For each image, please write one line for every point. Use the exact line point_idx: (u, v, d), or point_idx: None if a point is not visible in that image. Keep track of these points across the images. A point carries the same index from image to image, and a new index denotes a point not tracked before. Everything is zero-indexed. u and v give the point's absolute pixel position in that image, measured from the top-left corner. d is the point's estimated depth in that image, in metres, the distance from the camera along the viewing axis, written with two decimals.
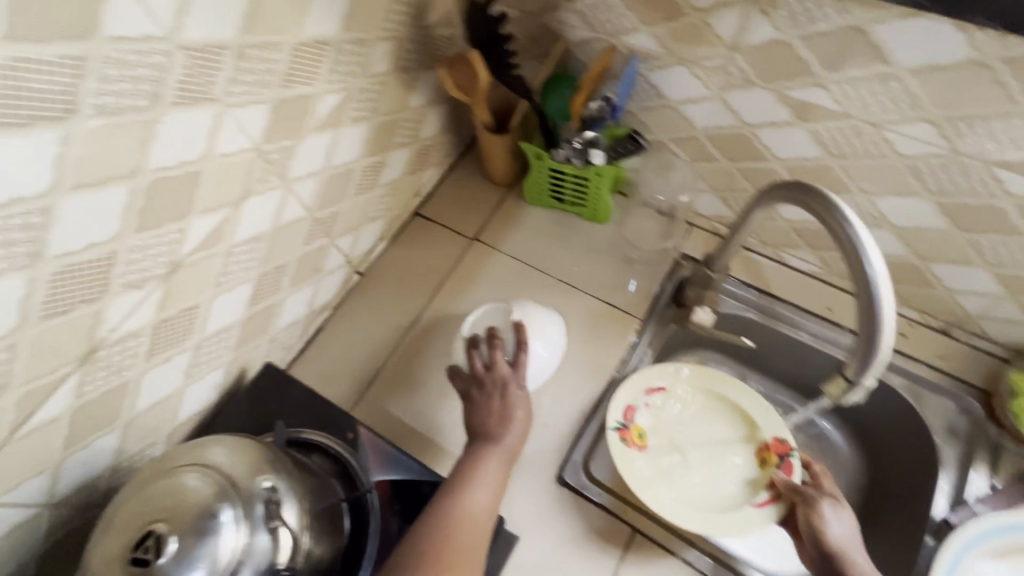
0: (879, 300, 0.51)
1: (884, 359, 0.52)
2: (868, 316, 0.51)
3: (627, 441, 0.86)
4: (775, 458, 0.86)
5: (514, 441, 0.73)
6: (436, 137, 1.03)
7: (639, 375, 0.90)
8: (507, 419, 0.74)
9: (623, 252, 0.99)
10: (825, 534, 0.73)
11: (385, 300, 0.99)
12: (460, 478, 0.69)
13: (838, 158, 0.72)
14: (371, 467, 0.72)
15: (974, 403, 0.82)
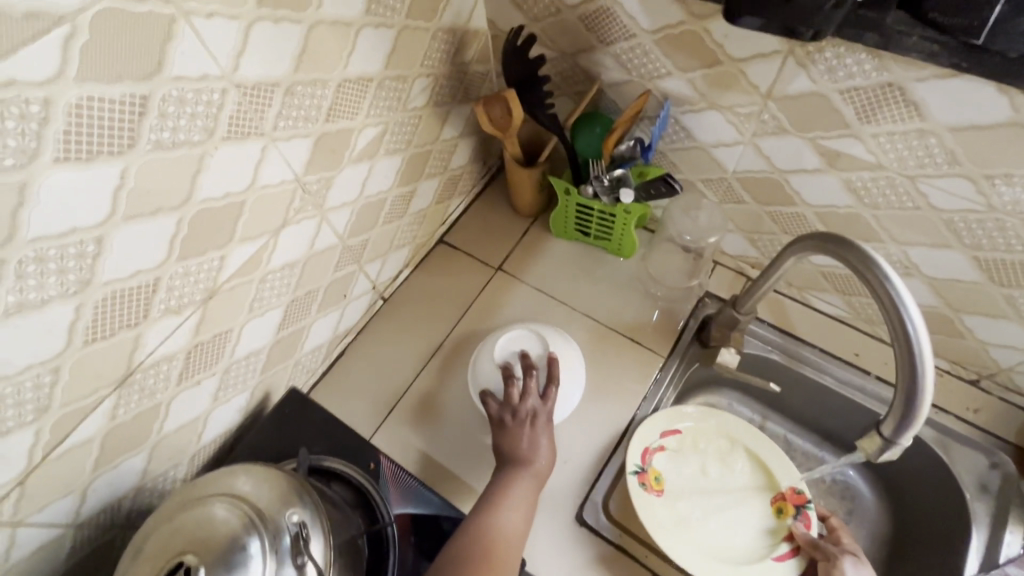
0: (920, 358, 0.50)
1: (926, 413, 0.51)
2: (909, 375, 0.50)
3: (647, 485, 0.85)
4: (791, 509, 0.86)
5: (543, 466, 0.75)
6: (466, 167, 1.05)
7: (655, 418, 0.90)
8: (536, 444, 0.76)
9: (648, 288, 0.99)
10: None
11: (409, 327, 1.00)
12: (490, 502, 0.71)
13: (870, 208, 0.73)
14: (391, 500, 0.72)
15: (1007, 458, 0.80)
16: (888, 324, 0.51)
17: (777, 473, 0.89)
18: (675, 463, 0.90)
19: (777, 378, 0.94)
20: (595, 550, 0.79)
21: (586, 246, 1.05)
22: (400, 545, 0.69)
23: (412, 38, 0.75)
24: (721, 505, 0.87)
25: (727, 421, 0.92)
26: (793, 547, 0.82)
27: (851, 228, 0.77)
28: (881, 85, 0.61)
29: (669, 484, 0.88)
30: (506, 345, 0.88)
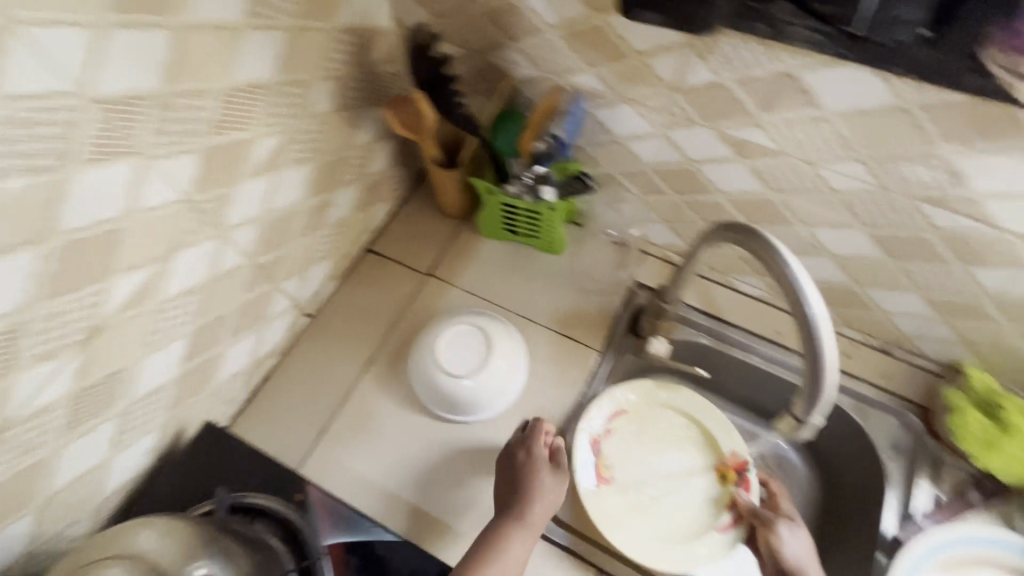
0: (822, 343, 0.51)
1: (831, 394, 0.52)
2: (813, 359, 0.52)
3: (595, 479, 0.88)
4: (733, 474, 0.89)
5: (540, 517, 0.72)
6: (385, 171, 1.01)
7: (599, 403, 0.91)
8: (536, 491, 0.73)
9: (578, 282, 0.99)
10: (782, 553, 0.79)
11: (337, 342, 0.96)
12: (482, 555, 0.68)
13: (777, 193, 0.75)
14: (321, 531, 0.68)
15: (914, 417, 0.85)
16: (792, 311, 0.53)
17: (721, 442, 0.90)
18: (623, 445, 0.91)
19: (707, 362, 0.96)
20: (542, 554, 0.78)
21: (517, 245, 1.04)
22: None
23: (308, 39, 0.70)
24: (668, 484, 0.89)
25: (671, 398, 0.93)
26: (735, 514, 0.85)
27: (763, 213, 0.79)
28: (776, 74, 0.62)
29: (618, 469, 0.90)
30: (448, 339, 0.87)
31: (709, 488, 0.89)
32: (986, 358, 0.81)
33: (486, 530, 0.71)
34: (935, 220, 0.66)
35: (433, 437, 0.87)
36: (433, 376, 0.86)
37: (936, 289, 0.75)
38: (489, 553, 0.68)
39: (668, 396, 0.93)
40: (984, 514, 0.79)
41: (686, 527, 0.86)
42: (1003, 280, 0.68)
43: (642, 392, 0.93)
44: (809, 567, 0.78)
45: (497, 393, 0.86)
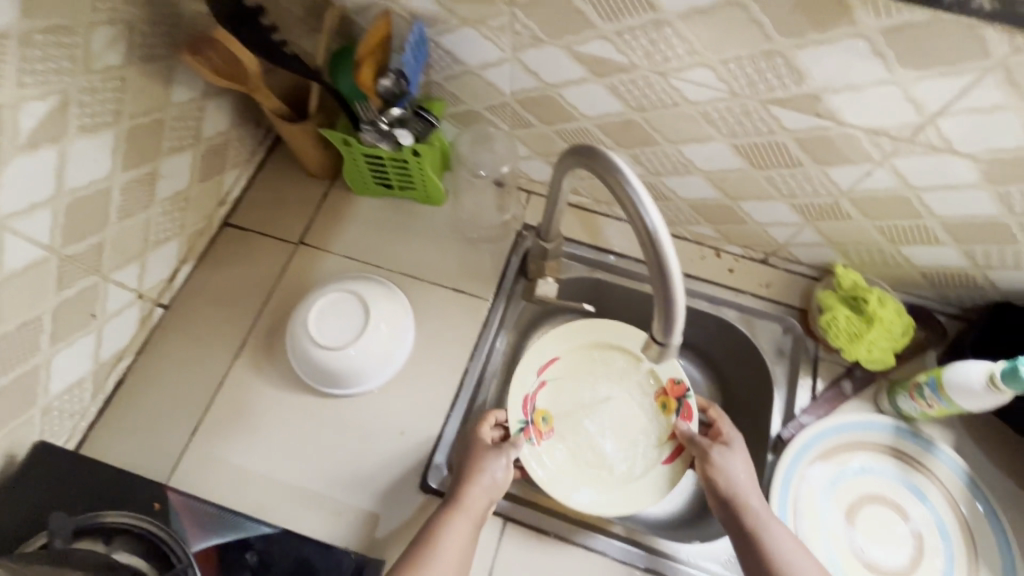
0: (666, 258, 0.49)
1: (683, 311, 0.51)
2: (660, 277, 0.50)
3: (534, 438, 0.83)
4: (673, 402, 0.85)
5: (482, 503, 0.70)
6: (229, 132, 0.89)
7: (529, 356, 0.86)
8: (477, 477, 0.71)
9: (463, 232, 0.93)
10: (721, 482, 0.72)
11: (202, 330, 0.86)
12: (420, 548, 0.67)
13: (639, 112, 0.72)
14: (188, 537, 0.63)
15: (795, 321, 0.87)
16: (635, 230, 0.50)
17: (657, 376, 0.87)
18: (554, 396, 0.88)
19: (600, 296, 0.95)
20: None
21: (393, 201, 0.96)
22: None
23: None
24: (604, 426, 0.87)
25: (601, 337, 0.88)
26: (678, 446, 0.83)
27: (630, 135, 0.76)
28: None
29: (554, 419, 0.87)
30: (320, 309, 0.80)
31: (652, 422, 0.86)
32: (852, 255, 0.83)
33: (428, 523, 0.69)
34: (785, 121, 0.65)
35: (321, 415, 0.82)
36: (306, 346, 0.79)
37: (799, 194, 0.75)
38: (428, 544, 0.66)
39: (601, 334, 0.88)
40: (858, 401, 0.83)
41: (634, 466, 0.84)
42: (855, 178, 0.69)
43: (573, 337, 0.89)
44: (746, 489, 0.71)
45: (379, 357, 0.81)
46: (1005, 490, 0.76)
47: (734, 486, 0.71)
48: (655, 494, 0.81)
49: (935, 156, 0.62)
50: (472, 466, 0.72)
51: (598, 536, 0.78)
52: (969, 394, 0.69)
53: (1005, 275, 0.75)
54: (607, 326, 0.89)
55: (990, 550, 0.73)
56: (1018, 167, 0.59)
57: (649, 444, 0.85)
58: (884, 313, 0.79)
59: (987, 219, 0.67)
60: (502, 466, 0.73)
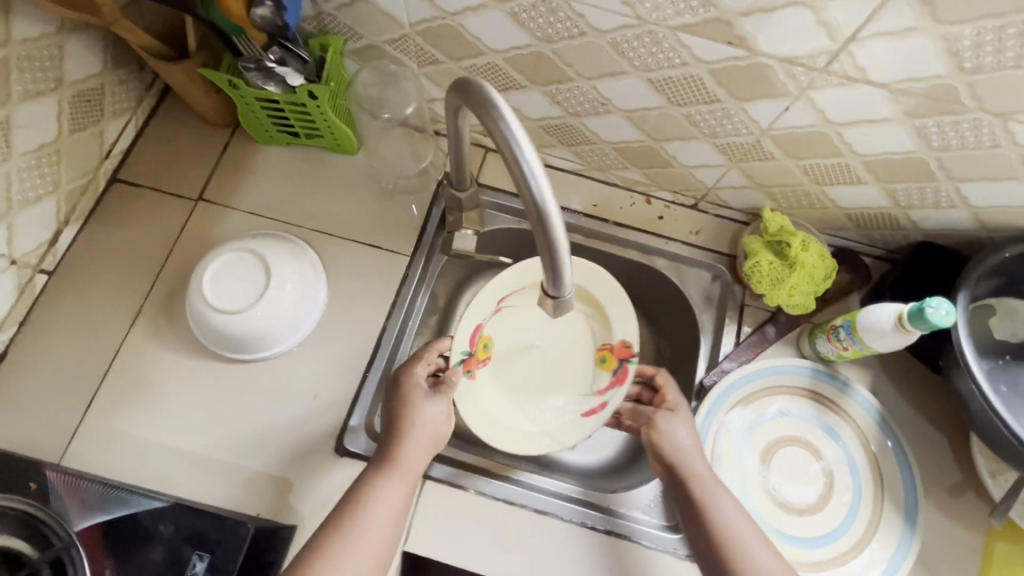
0: (542, 196, 0.45)
1: (567, 254, 0.47)
2: (538, 218, 0.46)
3: (472, 371, 0.77)
4: (614, 360, 0.77)
5: (421, 462, 0.68)
6: (106, 75, 0.79)
7: (495, 285, 0.75)
8: (410, 433, 0.68)
9: (379, 183, 0.87)
10: (661, 446, 0.71)
11: (93, 296, 0.80)
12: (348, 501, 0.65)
13: (546, 43, 0.65)
14: (71, 517, 0.60)
15: (723, 267, 0.85)
16: (509, 169, 0.46)
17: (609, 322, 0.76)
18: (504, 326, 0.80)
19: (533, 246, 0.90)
20: None
21: (302, 150, 0.89)
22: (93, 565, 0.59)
23: None
24: (545, 375, 0.81)
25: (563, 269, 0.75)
26: (606, 401, 0.76)
27: (542, 71, 0.70)
28: None
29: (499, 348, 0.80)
30: (217, 270, 0.74)
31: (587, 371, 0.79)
32: (780, 199, 0.80)
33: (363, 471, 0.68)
34: (697, 52, 0.59)
35: (229, 381, 0.78)
36: (204, 310, 0.74)
37: (721, 133, 0.70)
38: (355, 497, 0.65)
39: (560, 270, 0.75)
40: (779, 345, 0.82)
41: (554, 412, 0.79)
42: (775, 114, 0.64)
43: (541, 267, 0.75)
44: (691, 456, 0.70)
45: (289, 320, 0.77)
46: (914, 426, 0.78)
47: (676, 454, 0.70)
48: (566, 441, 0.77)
49: (851, 88, 0.58)
50: (407, 420, 0.69)
51: (516, 490, 0.76)
52: (882, 336, 0.68)
53: (926, 215, 0.74)
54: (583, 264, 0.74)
55: (894, 484, 0.75)
56: (935, 98, 0.56)
57: (586, 392, 0.79)
58: (806, 256, 0.77)
59: (906, 155, 0.65)
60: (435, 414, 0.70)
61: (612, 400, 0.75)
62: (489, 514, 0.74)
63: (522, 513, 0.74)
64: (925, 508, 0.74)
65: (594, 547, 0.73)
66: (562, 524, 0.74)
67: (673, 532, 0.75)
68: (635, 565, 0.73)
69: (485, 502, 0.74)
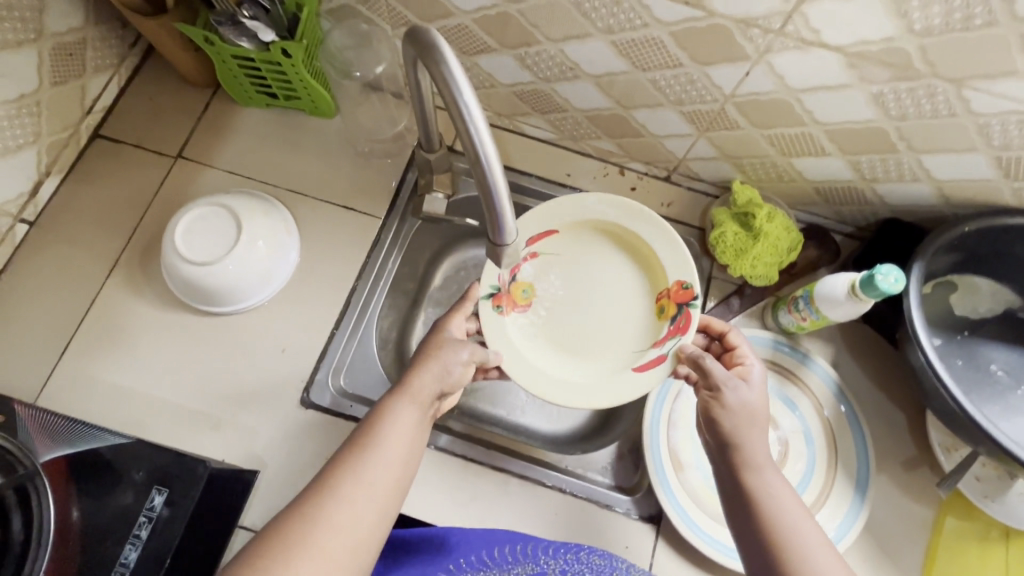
0: (481, 142, 0.47)
1: (506, 200, 0.49)
2: (478, 164, 0.48)
3: (503, 307, 0.76)
4: (673, 308, 0.74)
5: (433, 391, 0.62)
6: (89, 29, 0.81)
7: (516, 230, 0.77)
8: (424, 363, 0.63)
9: (355, 146, 0.88)
10: (722, 417, 0.63)
11: (72, 246, 0.82)
12: (351, 455, 0.58)
13: (512, 4, 0.66)
14: (37, 449, 0.64)
15: (692, 240, 0.86)
16: (451, 117, 0.47)
17: (665, 268, 0.75)
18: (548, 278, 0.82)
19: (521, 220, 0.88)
20: (328, 429, 0.77)
21: (281, 112, 0.90)
22: (59, 495, 0.63)
23: None
24: (597, 328, 0.79)
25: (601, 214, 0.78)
26: (663, 352, 0.72)
27: (509, 33, 0.71)
28: None
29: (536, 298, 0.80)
30: (188, 224, 0.76)
31: (645, 320, 0.77)
32: (749, 170, 0.80)
33: (374, 406, 0.62)
34: (657, 12, 0.60)
35: (200, 333, 0.80)
36: (178, 261, 0.75)
37: (686, 100, 0.71)
38: (364, 442, 0.58)
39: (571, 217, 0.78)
40: (744, 317, 0.83)
41: (607, 366, 0.76)
42: (736, 80, 0.65)
43: (571, 212, 0.78)
44: (753, 422, 0.63)
45: (260, 278, 0.79)
46: (872, 399, 0.79)
47: (744, 418, 0.62)
48: (624, 395, 0.71)
49: (807, 51, 0.58)
50: (425, 354, 0.64)
51: (475, 447, 0.77)
52: (836, 305, 0.69)
53: (891, 189, 0.74)
54: (620, 205, 0.77)
55: (849, 452, 0.76)
56: (890, 61, 0.56)
57: (642, 348, 0.75)
58: (772, 227, 0.77)
59: (866, 124, 0.65)
60: (461, 354, 0.65)
61: (670, 348, 0.71)
62: (446, 468, 0.76)
63: (480, 470, 0.76)
64: (877, 477, 0.76)
65: (548, 504, 0.75)
66: (518, 482, 0.76)
67: (626, 494, 0.77)
68: (586, 523, 0.75)
69: (444, 457, 0.76)
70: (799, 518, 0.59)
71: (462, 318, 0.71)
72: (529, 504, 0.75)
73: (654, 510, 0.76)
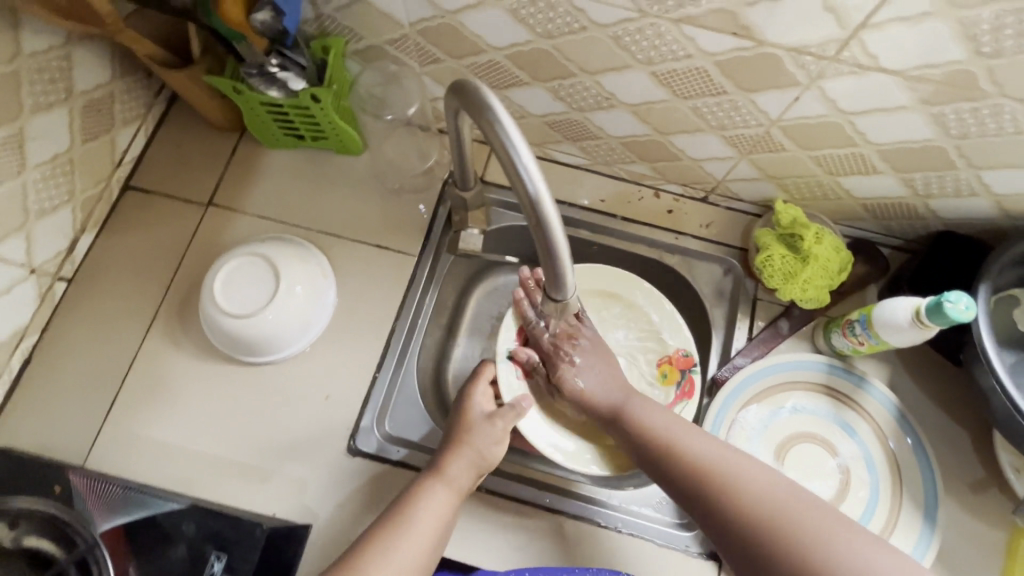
0: (541, 203, 0.45)
1: (567, 255, 0.48)
2: (537, 223, 0.46)
3: (522, 370, 0.80)
4: (676, 372, 0.80)
5: (467, 478, 0.69)
6: (116, 83, 0.80)
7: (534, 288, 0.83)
8: (461, 447, 0.70)
9: (386, 182, 0.87)
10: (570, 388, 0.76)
11: (110, 302, 0.82)
12: (381, 534, 0.64)
13: (547, 39, 0.65)
14: None
15: (734, 261, 0.84)
16: (509, 179, 0.46)
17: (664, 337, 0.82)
18: None
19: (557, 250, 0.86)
20: (376, 475, 0.76)
21: (308, 152, 0.89)
22: None
23: None
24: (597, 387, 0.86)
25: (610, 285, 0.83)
26: None
27: (544, 67, 0.69)
28: None
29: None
30: (227, 276, 0.75)
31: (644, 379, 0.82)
32: (792, 189, 0.78)
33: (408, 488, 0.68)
34: (701, 43, 0.58)
35: (243, 383, 0.79)
36: (219, 315, 0.75)
37: (729, 125, 0.69)
38: (394, 527, 0.64)
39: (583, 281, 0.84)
40: (793, 340, 0.80)
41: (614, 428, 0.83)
42: (784, 105, 0.63)
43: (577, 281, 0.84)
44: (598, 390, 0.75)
45: (303, 324, 0.78)
46: (934, 420, 0.76)
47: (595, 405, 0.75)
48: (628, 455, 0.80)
49: (863, 76, 0.56)
50: (462, 438, 0.70)
51: (526, 488, 0.76)
52: (898, 331, 0.66)
53: (946, 204, 0.71)
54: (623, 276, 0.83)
55: (915, 480, 0.73)
56: (952, 83, 0.54)
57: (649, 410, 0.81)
58: (820, 249, 0.75)
59: (922, 143, 0.62)
60: (496, 441, 0.71)
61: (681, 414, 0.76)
62: (498, 511, 0.74)
63: (532, 511, 0.75)
64: (945, 504, 0.73)
65: (605, 543, 0.74)
66: (572, 521, 0.74)
67: (685, 529, 0.75)
68: (646, 562, 0.73)
69: (496, 500, 0.75)
70: (671, 421, 0.70)
71: (486, 383, 0.76)
72: (585, 546, 0.74)
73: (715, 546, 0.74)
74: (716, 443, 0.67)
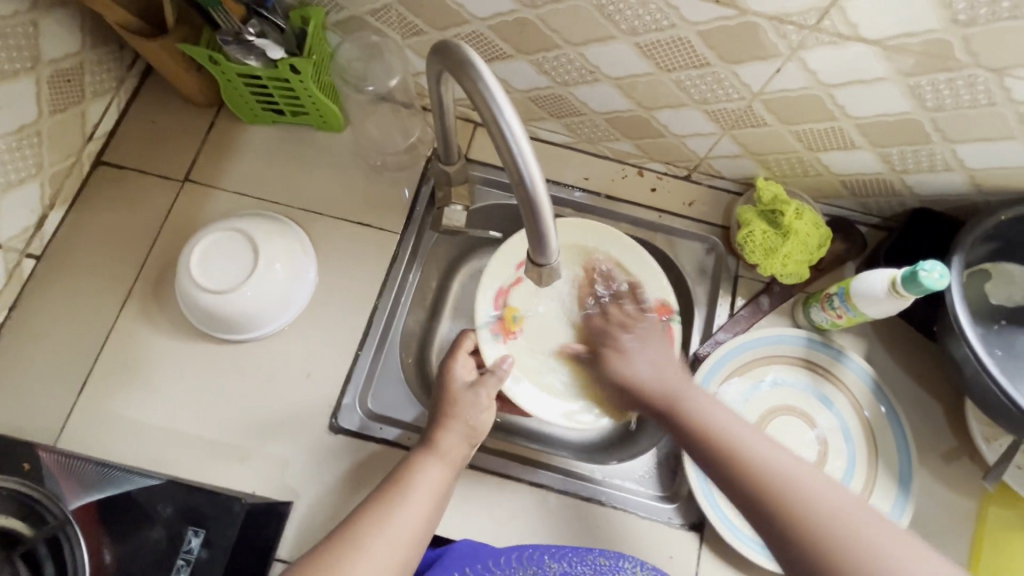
0: (525, 163, 0.45)
1: (551, 219, 0.47)
2: (521, 184, 0.46)
3: (502, 334, 0.82)
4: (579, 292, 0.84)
5: (462, 448, 0.68)
6: (86, 53, 0.78)
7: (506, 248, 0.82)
8: (452, 418, 0.69)
9: (367, 159, 0.86)
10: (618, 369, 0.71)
11: (82, 278, 0.79)
12: (376, 508, 0.62)
13: (531, 9, 0.64)
14: (63, 494, 0.63)
15: (716, 239, 0.84)
16: (491, 139, 0.46)
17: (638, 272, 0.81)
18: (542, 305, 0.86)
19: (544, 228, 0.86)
20: (359, 453, 0.75)
21: (289, 128, 0.87)
22: (88, 540, 0.62)
23: None
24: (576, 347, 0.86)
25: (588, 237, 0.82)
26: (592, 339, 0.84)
27: (528, 38, 0.68)
28: None
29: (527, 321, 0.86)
30: (203, 251, 0.74)
31: None
32: (773, 166, 0.78)
33: (400, 464, 0.67)
34: (685, 12, 0.58)
35: (222, 361, 0.77)
36: (197, 291, 0.73)
37: (711, 99, 0.69)
38: (390, 502, 0.62)
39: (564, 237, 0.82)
40: (774, 315, 0.81)
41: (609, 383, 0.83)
42: (767, 77, 0.63)
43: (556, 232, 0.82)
44: (662, 373, 0.68)
45: (284, 301, 0.77)
46: (908, 392, 0.78)
47: (647, 390, 0.67)
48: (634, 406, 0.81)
49: (843, 46, 0.57)
50: (451, 408, 0.70)
51: (510, 464, 0.76)
52: (875, 302, 0.68)
53: (921, 179, 0.72)
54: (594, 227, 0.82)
55: (889, 450, 0.75)
56: (930, 54, 0.55)
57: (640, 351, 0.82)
58: (800, 224, 0.75)
59: (900, 117, 0.63)
60: (483, 409, 0.71)
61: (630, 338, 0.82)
62: (482, 486, 0.74)
63: (515, 486, 0.75)
64: (919, 473, 0.75)
65: (588, 516, 0.74)
66: (556, 496, 0.75)
67: (668, 503, 0.76)
68: (628, 534, 0.74)
69: (480, 476, 0.74)
70: (734, 425, 0.62)
71: (466, 356, 0.76)
72: (569, 520, 0.74)
73: (696, 517, 0.74)
74: (780, 451, 0.59)
